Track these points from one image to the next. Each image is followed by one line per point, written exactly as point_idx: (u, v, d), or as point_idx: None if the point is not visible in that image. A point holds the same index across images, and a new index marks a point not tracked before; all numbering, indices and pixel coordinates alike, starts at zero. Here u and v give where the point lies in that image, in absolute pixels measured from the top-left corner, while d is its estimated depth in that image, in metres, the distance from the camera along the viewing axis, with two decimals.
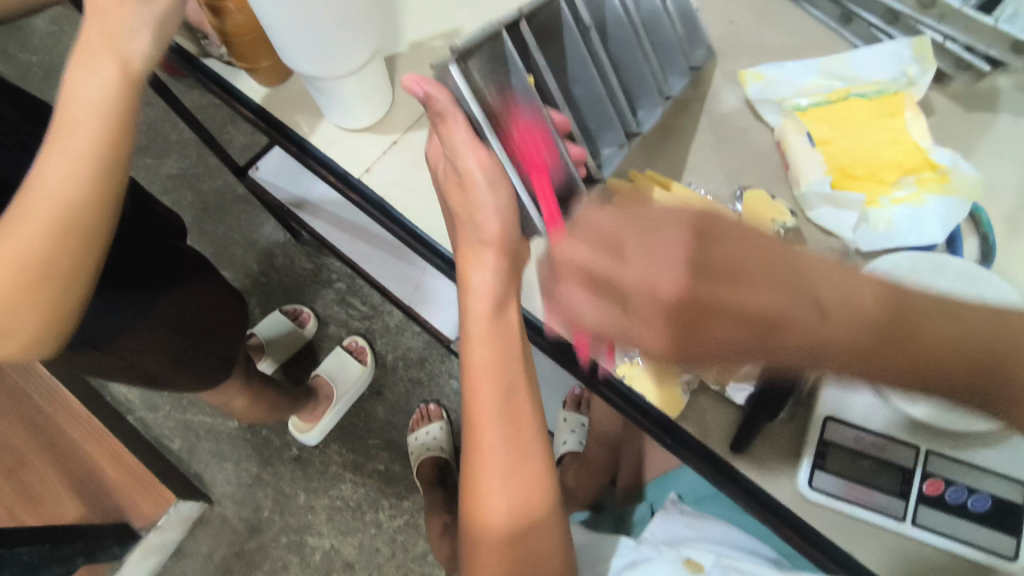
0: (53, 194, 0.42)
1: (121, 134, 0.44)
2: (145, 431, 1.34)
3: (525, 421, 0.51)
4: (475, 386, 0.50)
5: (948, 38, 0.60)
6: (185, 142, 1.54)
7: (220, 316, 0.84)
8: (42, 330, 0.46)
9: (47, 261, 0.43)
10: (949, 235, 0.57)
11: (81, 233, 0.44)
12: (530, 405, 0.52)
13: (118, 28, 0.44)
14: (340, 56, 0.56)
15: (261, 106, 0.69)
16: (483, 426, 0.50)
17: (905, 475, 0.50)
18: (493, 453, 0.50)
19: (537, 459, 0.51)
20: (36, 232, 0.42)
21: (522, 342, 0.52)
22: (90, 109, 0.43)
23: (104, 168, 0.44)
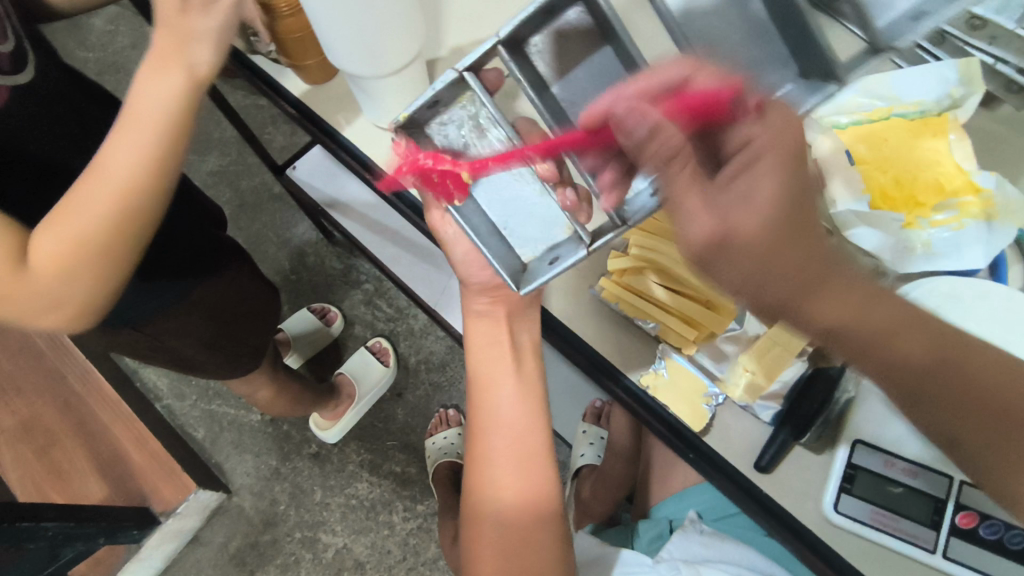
0: (120, 182, 0.44)
1: (180, 130, 0.46)
2: (171, 419, 1.37)
3: (524, 438, 0.55)
4: (478, 397, 0.57)
5: (999, 60, 0.59)
6: (227, 141, 1.59)
7: (254, 305, 0.86)
8: (82, 309, 0.47)
9: (105, 246, 0.45)
10: (993, 261, 0.57)
11: (137, 219, 0.46)
12: (533, 424, 0.56)
13: (189, 34, 0.46)
14: (385, 56, 0.57)
15: (302, 102, 0.72)
16: (482, 436, 0.56)
17: (938, 505, 0.49)
18: (490, 452, 0.55)
19: (538, 471, 0.54)
20: (96, 217, 0.44)
21: (523, 363, 0.57)
22: (157, 107, 0.45)
23: (166, 162, 0.46)
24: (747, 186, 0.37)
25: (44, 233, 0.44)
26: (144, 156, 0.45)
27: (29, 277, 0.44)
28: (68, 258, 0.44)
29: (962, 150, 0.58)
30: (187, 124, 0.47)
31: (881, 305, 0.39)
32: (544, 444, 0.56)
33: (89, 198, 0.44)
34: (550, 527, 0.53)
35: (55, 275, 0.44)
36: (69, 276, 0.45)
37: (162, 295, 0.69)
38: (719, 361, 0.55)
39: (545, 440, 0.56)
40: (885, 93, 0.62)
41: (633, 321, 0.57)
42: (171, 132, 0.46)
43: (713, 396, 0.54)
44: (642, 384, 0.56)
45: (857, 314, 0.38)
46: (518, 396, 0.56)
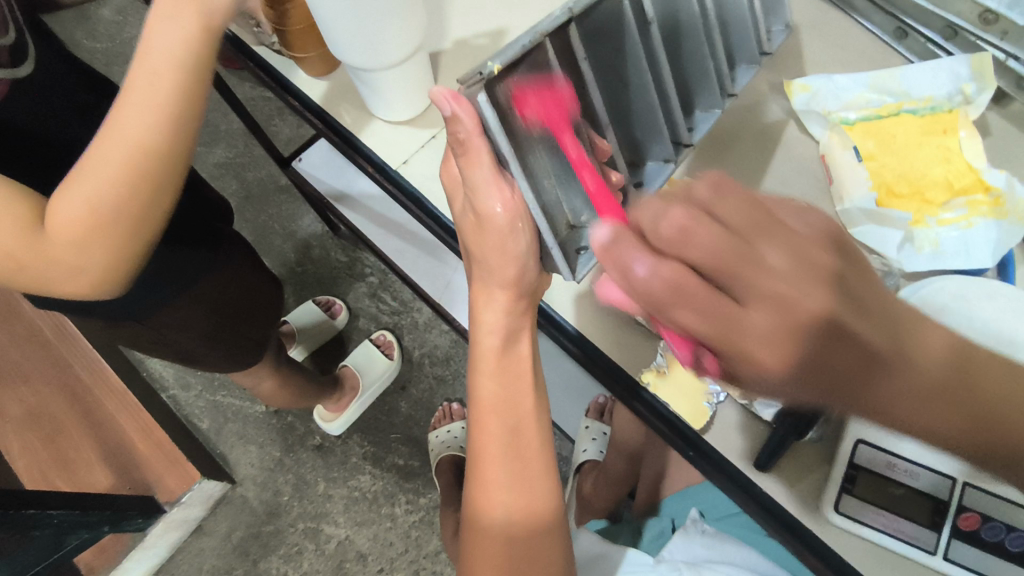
0: (134, 142, 0.46)
1: (195, 84, 0.48)
2: (176, 409, 1.38)
3: (532, 459, 0.51)
4: (482, 421, 0.50)
5: (1011, 56, 0.57)
6: (234, 132, 1.59)
7: (256, 297, 0.86)
8: (106, 274, 0.49)
9: (121, 208, 0.47)
10: (999, 261, 0.55)
11: (152, 179, 0.47)
12: (539, 442, 0.51)
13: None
14: (386, 50, 0.57)
15: (305, 95, 0.71)
16: (487, 461, 0.50)
17: (938, 506, 0.48)
18: (496, 470, 0.50)
19: (543, 490, 0.51)
20: (112, 176, 0.45)
21: (533, 379, 0.51)
22: (169, 59, 0.46)
23: (180, 117, 0.47)
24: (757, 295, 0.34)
25: (64, 193, 0.45)
26: (160, 109, 0.46)
27: (51, 238, 0.45)
28: (87, 223, 0.45)
29: (972, 147, 0.57)
30: (200, 77, 0.48)
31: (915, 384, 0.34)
32: (547, 461, 0.52)
33: (105, 155, 0.45)
34: (552, 540, 0.52)
35: (74, 238, 0.45)
36: (92, 238, 0.46)
37: (166, 287, 0.70)
38: None
39: (550, 458, 0.52)
40: (894, 89, 0.61)
41: (635, 317, 0.57)
42: (182, 83, 0.47)
43: (714, 394, 0.54)
44: (642, 379, 0.55)
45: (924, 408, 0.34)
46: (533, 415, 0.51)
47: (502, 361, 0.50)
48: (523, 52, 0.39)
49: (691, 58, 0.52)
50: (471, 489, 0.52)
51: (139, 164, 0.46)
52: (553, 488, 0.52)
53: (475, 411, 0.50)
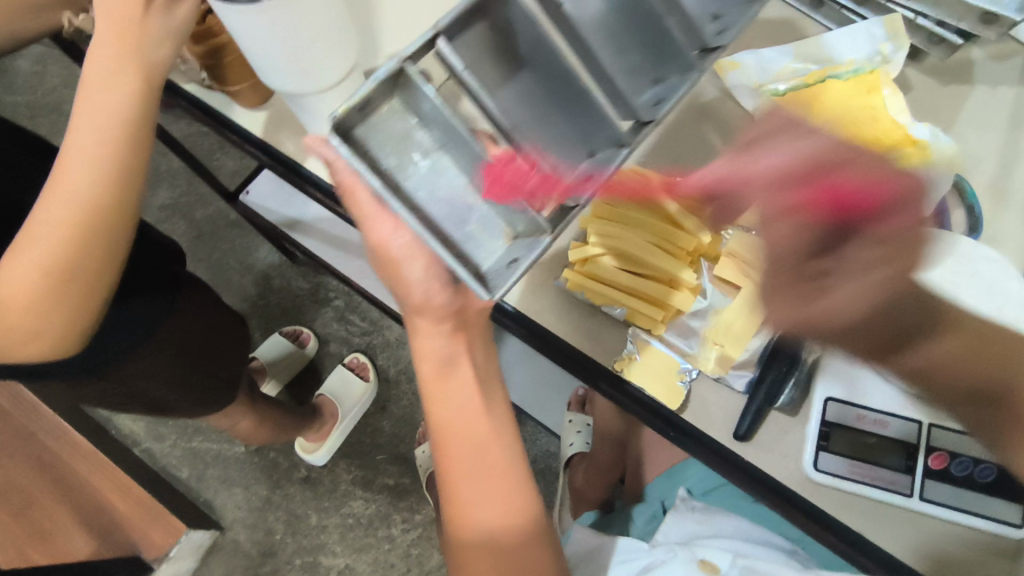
0: (79, 197, 0.45)
1: (139, 133, 0.47)
2: (152, 463, 1.33)
3: (501, 478, 0.50)
4: (445, 447, 0.50)
5: (919, 14, 0.61)
6: (175, 171, 1.54)
7: (223, 336, 0.84)
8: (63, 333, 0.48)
9: (73, 266, 0.46)
10: (937, 210, 0.58)
11: (101, 233, 0.47)
12: (508, 460, 0.51)
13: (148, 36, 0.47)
14: (319, 74, 0.57)
15: (246, 131, 0.69)
16: (456, 485, 0.50)
17: (909, 450, 0.51)
18: (472, 488, 0.50)
19: (520, 507, 0.50)
20: (59, 233, 0.45)
21: (484, 398, 0.51)
22: (105, 109, 0.46)
23: (128, 167, 0.47)
24: (837, 267, 0.44)
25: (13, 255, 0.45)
26: (103, 162, 0.46)
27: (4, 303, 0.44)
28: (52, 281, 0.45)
29: (896, 104, 0.59)
30: (145, 127, 0.48)
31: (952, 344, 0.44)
32: (521, 475, 0.51)
33: (56, 210, 0.45)
34: (537, 555, 0.51)
35: (33, 299, 0.45)
36: (54, 298, 0.46)
37: (129, 338, 0.67)
38: (685, 337, 0.56)
39: (526, 474, 0.52)
40: (819, 57, 0.63)
41: (600, 308, 0.57)
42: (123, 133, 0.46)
43: (687, 372, 0.54)
44: (615, 369, 0.56)
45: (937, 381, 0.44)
46: (494, 427, 0.50)
47: (470, 375, 0.50)
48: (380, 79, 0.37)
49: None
50: (453, 514, 0.51)
51: (89, 218, 0.46)
52: (534, 494, 0.52)
53: (437, 437, 0.50)
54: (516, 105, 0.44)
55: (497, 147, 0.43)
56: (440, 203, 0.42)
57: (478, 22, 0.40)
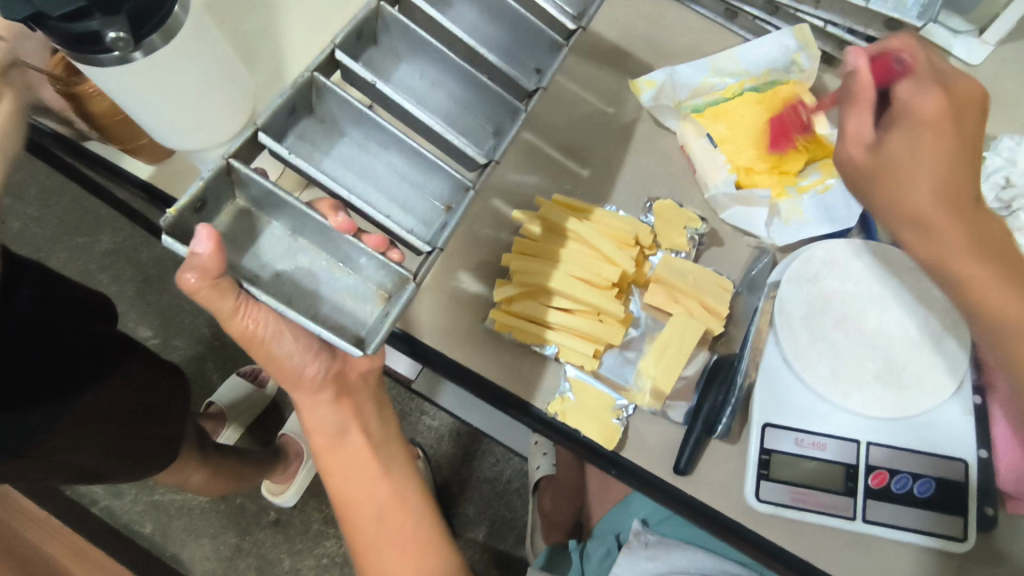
0: None
1: None
2: (113, 520, 1.27)
3: (408, 538, 0.54)
4: (350, 518, 0.54)
5: (830, 23, 0.60)
6: (114, 216, 1.46)
7: (159, 394, 0.80)
8: None
9: None
10: (862, 219, 0.58)
11: None
12: (412, 520, 0.54)
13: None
14: (214, 128, 0.55)
15: (148, 182, 0.62)
16: (365, 551, 0.54)
17: (850, 471, 0.49)
18: (380, 553, 0.53)
19: (431, 558, 0.54)
20: None
21: (383, 462, 0.55)
22: None
23: None
24: (892, 136, 0.46)
25: None
26: None
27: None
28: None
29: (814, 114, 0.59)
30: None
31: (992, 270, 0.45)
32: (429, 530, 0.55)
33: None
34: None
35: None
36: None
37: (46, 418, 0.66)
38: (622, 369, 0.55)
39: (436, 526, 0.55)
40: (734, 70, 0.62)
41: (533, 348, 0.54)
42: None
43: (623, 408, 0.52)
44: (550, 412, 0.53)
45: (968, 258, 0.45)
46: (394, 491, 0.54)
47: (358, 442, 0.54)
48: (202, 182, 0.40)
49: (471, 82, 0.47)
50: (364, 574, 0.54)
51: None
52: (443, 549, 0.55)
53: (341, 509, 0.54)
54: (359, 176, 0.46)
55: (342, 219, 0.47)
56: (307, 279, 0.46)
57: (304, 117, 0.45)
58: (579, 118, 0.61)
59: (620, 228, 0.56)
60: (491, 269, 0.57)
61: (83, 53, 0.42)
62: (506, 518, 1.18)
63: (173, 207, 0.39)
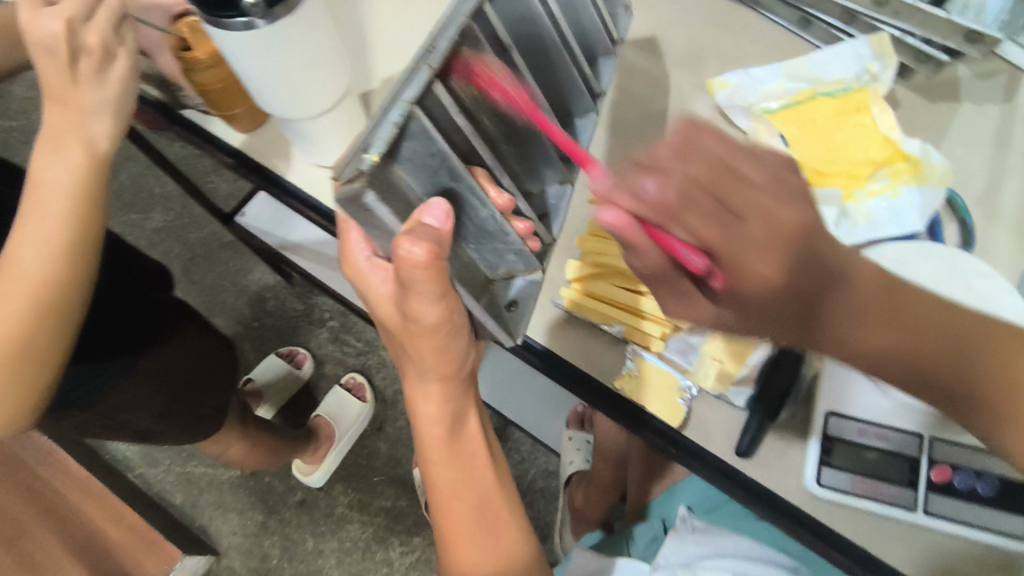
0: (27, 278, 0.46)
1: (85, 205, 0.48)
2: (146, 488, 1.32)
3: (502, 525, 0.52)
4: (443, 503, 0.52)
5: (906, 32, 0.63)
6: (169, 195, 1.52)
7: (208, 364, 0.83)
8: (18, 416, 0.49)
9: (34, 342, 0.47)
10: (930, 224, 0.59)
11: (55, 315, 0.47)
12: (508, 510, 0.53)
13: (85, 107, 0.48)
14: (313, 100, 0.57)
15: (238, 149, 0.68)
16: (455, 535, 0.51)
17: (912, 464, 0.51)
18: (468, 538, 0.51)
19: (517, 541, 0.52)
20: (16, 312, 0.46)
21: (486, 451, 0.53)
22: (58, 191, 0.47)
23: (75, 248, 0.48)
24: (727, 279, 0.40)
25: None
26: (53, 239, 0.47)
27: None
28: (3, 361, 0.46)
29: (887, 120, 0.60)
30: (97, 201, 0.49)
31: (904, 315, 0.39)
32: (518, 515, 0.53)
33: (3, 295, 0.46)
34: None
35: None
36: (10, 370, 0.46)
37: (100, 376, 0.67)
38: (685, 353, 0.56)
39: (519, 510, 0.54)
40: (807, 75, 0.64)
41: (599, 327, 0.57)
42: (66, 218, 0.47)
43: (687, 389, 0.55)
44: (617, 388, 0.55)
45: (894, 354, 0.40)
46: (495, 480, 0.52)
47: None
48: (396, 128, 0.38)
49: (563, 66, 0.52)
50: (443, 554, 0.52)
51: (37, 321, 0.46)
52: (524, 533, 0.53)
53: (438, 496, 0.52)
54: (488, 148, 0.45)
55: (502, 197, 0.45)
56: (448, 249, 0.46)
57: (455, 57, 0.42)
58: (650, 116, 0.64)
59: None
60: (561, 252, 0.60)
61: (215, 16, 0.46)
62: (529, 518, 1.17)
63: (376, 154, 0.37)
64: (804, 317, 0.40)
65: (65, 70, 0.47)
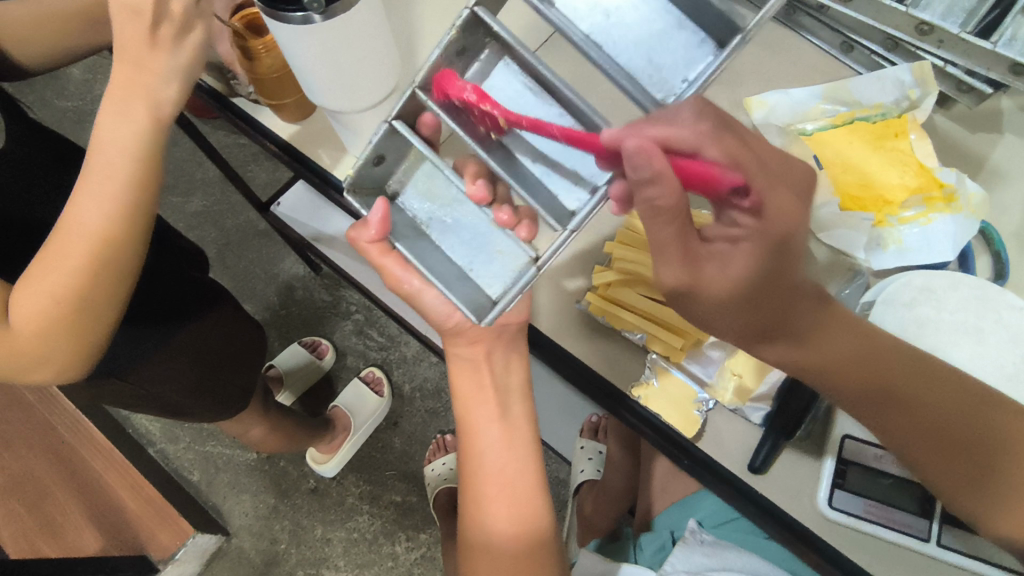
0: (87, 232, 0.47)
1: (145, 171, 0.48)
2: (165, 463, 1.35)
3: (522, 485, 0.56)
4: (473, 449, 0.56)
5: (948, 63, 0.62)
6: (210, 181, 1.57)
7: (239, 343, 0.86)
8: (72, 362, 0.52)
9: (84, 296, 0.48)
10: (962, 254, 0.59)
11: (110, 271, 0.49)
12: (530, 475, 0.56)
13: (159, 71, 0.48)
14: (362, 93, 0.59)
15: (285, 140, 0.70)
16: (479, 480, 0.56)
17: (928, 494, 0.51)
18: (490, 488, 0.55)
19: (534, 504, 0.56)
20: (73, 266, 0.47)
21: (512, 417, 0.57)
22: (120, 152, 0.47)
23: (134, 208, 0.48)
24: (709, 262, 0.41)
25: (25, 286, 0.47)
26: (112, 200, 0.47)
27: (22, 327, 0.47)
28: (59, 310, 0.47)
29: (923, 149, 0.60)
30: (155, 166, 0.49)
31: (896, 370, 0.43)
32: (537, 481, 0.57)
33: (66, 250, 0.47)
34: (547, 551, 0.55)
35: (38, 333, 0.48)
36: (55, 327, 0.48)
37: (141, 345, 0.70)
38: (706, 366, 0.57)
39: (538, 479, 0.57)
40: (846, 99, 0.64)
41: (622, 333, 0.57)
42: (129, 174, 0.47)
43: (704, 402, 0.55)
44: (635, 395, 0.56)
45: (918, 400, 0.42)
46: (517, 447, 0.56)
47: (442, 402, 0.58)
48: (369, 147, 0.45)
49: None
50: (465, 499, 0.57)
51: (93, 277, 0.48)
52: (545, 507, 0.56)
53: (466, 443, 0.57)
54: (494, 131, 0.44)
55: (478, 187, 0.47)
56: (454, 241, 0.50)
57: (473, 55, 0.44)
58: None
59: None
60: (589, 258, 0.61)
61: (277, 10, 0.49)
62: None
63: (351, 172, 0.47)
64: (757, 324, 0.42)
65: (144, 36, 0.47)
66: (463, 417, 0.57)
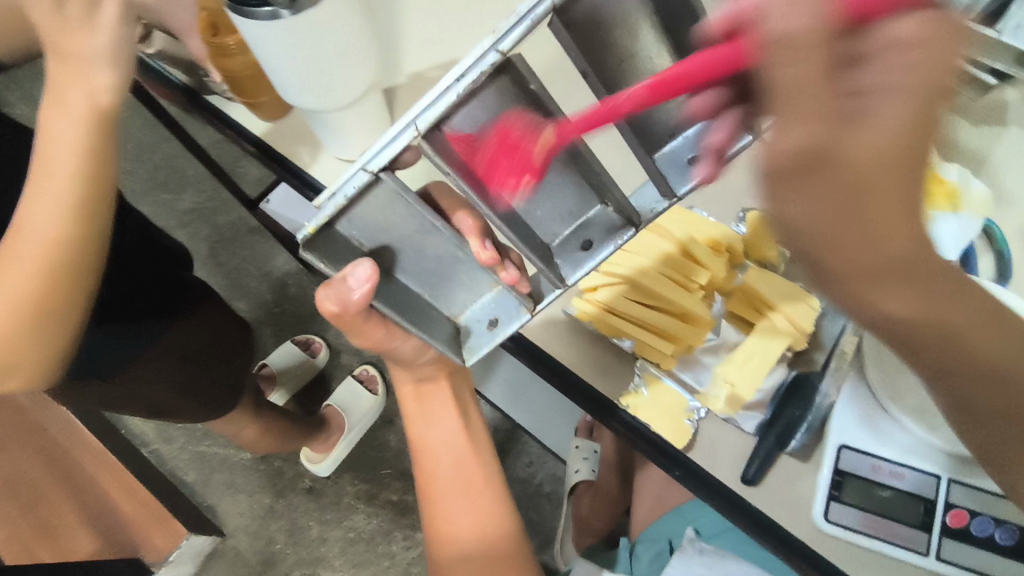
0: (41, 235, 0.45)
1: (96, 169, 0.45)
2: (160, 463, 1.34)
3: (481, 485, 0.57)
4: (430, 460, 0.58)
5: None
6: (201, 177, 1.55)
7: (226, 341, 0.84)
8: (41, 371, 0.50)
9: (45, 300, 0.46)
10: (964, 254, 0.56)
11: (71, 272, 0.47)
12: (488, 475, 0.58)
13: (81, 53, 0.41)
14: (337, 91, 0.56)
15: (261, 140, 0.68)
16: (436, 489, 0.57)
17: (927, 506, 0.48)
18: (450, 493, 0.56)
19: (495, 503, 0.57)
20: (31, 270, 0.45)
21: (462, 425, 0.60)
22: (67, 149, 0.44)
23: (90, 209, 0.46)
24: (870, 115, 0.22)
25: None
26: (63, 201, 0.45)
27: None
28: (23, 315, 0.46)
29: None
30: (105, 165, 0.46)
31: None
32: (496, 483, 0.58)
33: (18, 256, 0.45)
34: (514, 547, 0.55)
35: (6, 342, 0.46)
36: (18, 335, 0.46)
37: (126, 344, 0.68)
38: (697, 375, 0.54)
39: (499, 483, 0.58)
40: None
41: (609, 339, 0.56)
42: (80, 173, 0.44)
43: (695, 410, 0.53)
44: (623, 403, 0.54)
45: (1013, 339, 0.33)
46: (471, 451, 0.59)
47: None
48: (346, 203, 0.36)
49: None
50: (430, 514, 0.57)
51: (52, 282, 0.46)
52: (509, 508, 0.57)
53: (423, 456, 0.59)
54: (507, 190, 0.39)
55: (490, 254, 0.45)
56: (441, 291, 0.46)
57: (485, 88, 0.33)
58: None
59: (716, 237, 0.56)
60: None
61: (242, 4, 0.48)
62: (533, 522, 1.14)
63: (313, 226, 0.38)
64: (939, 347, 0.31)
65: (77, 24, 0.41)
66: (419, 433, 0.60)
